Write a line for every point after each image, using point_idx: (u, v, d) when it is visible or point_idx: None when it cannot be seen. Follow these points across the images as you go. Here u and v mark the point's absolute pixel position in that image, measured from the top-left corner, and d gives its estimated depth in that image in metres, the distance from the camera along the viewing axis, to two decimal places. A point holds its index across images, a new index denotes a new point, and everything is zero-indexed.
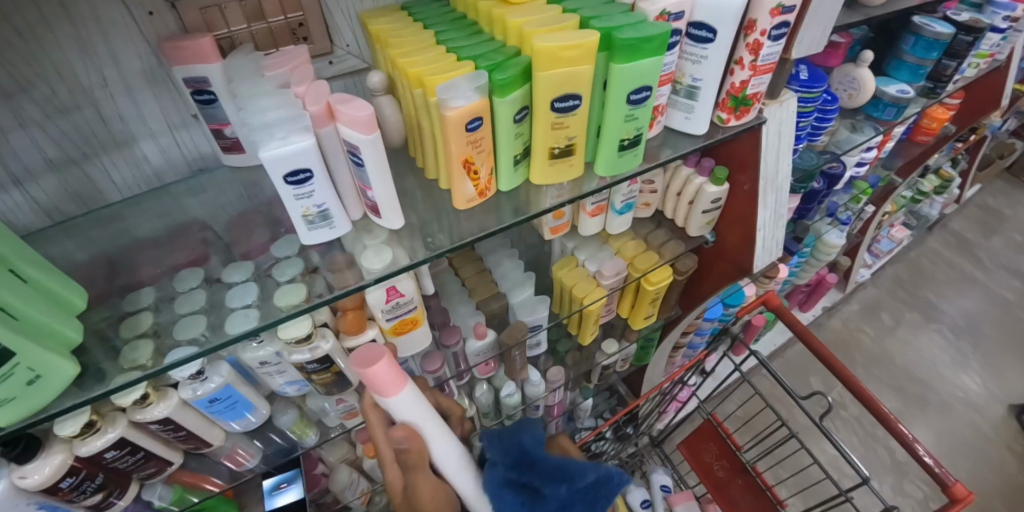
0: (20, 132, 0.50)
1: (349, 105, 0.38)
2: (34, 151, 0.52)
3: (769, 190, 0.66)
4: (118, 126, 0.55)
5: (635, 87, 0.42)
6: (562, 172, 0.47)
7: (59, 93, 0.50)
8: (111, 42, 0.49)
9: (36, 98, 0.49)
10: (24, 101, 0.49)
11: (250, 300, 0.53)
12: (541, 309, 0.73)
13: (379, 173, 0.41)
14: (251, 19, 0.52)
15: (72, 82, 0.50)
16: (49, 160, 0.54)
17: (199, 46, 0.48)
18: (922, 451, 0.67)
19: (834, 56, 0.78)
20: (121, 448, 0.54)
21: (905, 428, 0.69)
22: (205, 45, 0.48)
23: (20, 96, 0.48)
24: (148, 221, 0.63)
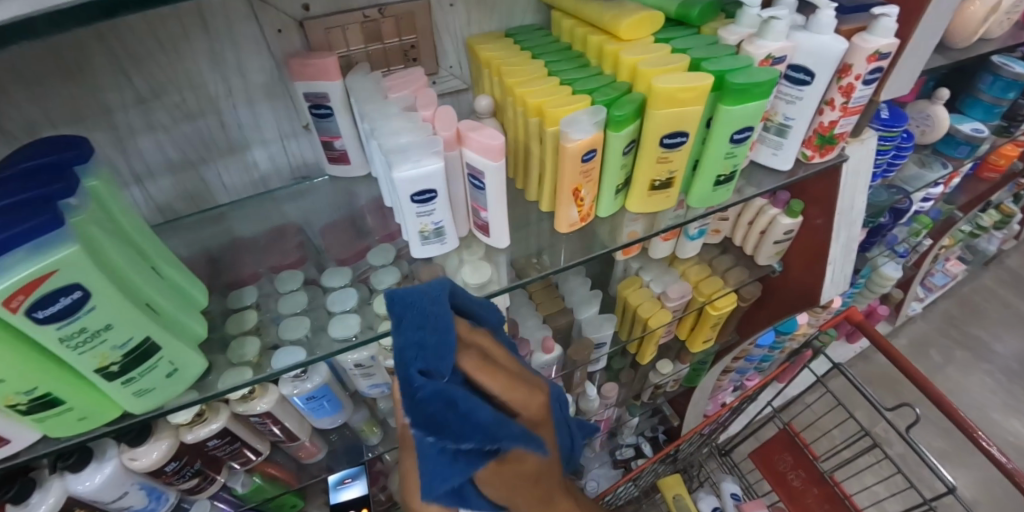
0: (147, 136, 0.55)
1: (482, 133, 0.41)
2: (159, 153, 0.57)
3: (843, 225, 0.67)
4: (235, 134, 0.60)
5: (739, 127, 0.44)
6: (658, 202, 0.49)
7: (187, 101, 0.54)
8: (240, 53, 0.53)
9: (167, 105, 0.54)
10: (156, 107, 0.53)
11: (349, 305, 0.56)
12: (607, 327, 0.75)
13: (496, 197, 0.44)
14: (369, 41, 0.56)
15: (200, 92, 0.54)
16: (169, 161, 0.58)
17: (324, 64, 0.51)
18: (999, 453, 0.71)
19: (909, 92, 0.79)
20: (222, 437, 0.58)
21: (984, 435, 0.73)
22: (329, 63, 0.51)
23: (153, 102, 0.53)
24: (249, 223, 0.68)
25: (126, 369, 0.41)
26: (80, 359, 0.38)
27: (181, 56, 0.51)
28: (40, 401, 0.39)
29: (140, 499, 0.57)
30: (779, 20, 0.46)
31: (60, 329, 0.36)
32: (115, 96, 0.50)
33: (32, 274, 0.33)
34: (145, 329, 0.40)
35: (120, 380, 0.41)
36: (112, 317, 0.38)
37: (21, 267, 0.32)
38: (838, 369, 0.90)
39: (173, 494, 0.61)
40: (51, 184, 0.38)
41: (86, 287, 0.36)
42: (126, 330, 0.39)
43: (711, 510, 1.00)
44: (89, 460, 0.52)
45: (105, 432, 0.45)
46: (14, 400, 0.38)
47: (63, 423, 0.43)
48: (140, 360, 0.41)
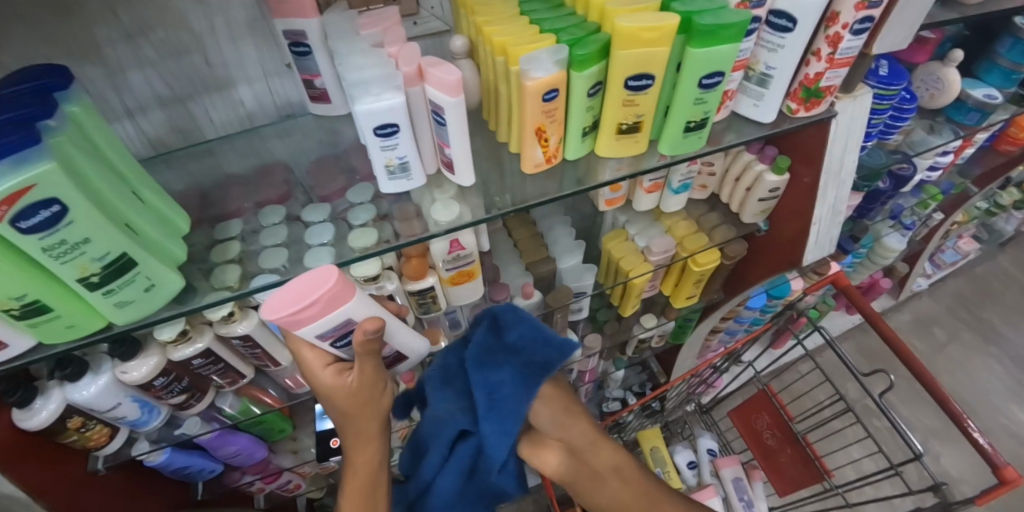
0: (136, 72, 0.56)
1: (439, 68, 0.42)
2: (149, 89, 0.58)
3: (831, 185, 0.66)
4: (221, 71, 0.61)
5: (707, 72, 0.43)
6: (626, 147, 0.49)
7: (172, 36, 0.55)
8: None
9: (153, 41, 0.55)
10: (143, 44, 0.54)
11: (326, 239, 0.59)
12: (587, 277, 0.77)
13: (459, 133, 0.45)
14: None
15: (185, 29, 0.55)
16: (159, 97, 0.60)
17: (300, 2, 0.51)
18: (979, 434, 0.69)
19: (921, 53, 0.75)
20: (206, 357, 0.62)
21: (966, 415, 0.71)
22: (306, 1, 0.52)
23: (139, 38, 0.54)
24: (238, 160, 0.69)
25: (106, 281, 0.43)
26: (63, 268, 0.40)
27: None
28: (30, 308, 0.43)
29: (133, 410, 0.63)
30: None
31: (43, 240, 0.38)
32: (104, 32, 0.52)
33: (11, 188, 0.35)
34: (122, 245, 0.43)
35: (101, 290, 0.44)
36: (89, 232, 0.40)
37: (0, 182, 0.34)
38: (824, 336, 0.89)
39: (164, 409, 0.68)
40: (30, 106, 0.40)
41: (65, 203, 0.38)
42: (104, 244, 0.41)
43: (687, 463, 1.03)
44: (85, 372, 0.57)
45: (94, 340, 0.49)
46: (7, 305, 0.42)
47: (54, 331, 0.46)
48: (119, 273, 0.44)
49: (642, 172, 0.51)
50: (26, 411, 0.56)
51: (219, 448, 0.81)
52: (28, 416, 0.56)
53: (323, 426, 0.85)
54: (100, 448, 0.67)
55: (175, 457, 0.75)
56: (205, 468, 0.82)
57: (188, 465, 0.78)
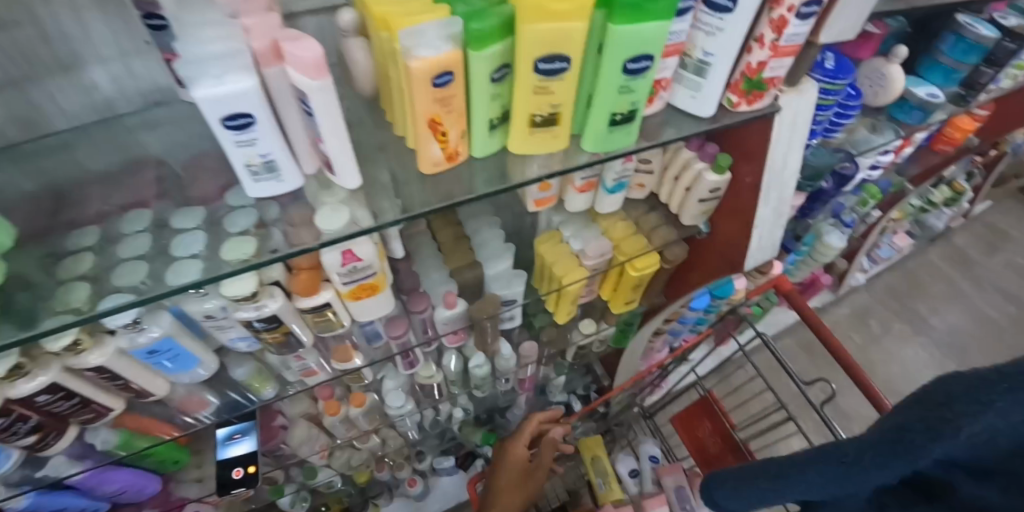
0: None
1: (297, 44, 0.32)
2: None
3: (774, 186, 0.61)
4: (61, 46, 0.47)
5: (633, 55, 0.36)
6: (544, 143, 0.42)
7: None
8: None
9: None
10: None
11: (196, 250, 0.47)
12: (518, 284, 0.70)
13: (333, 126, 0.37)
14: None
15: None
16: None
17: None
18: None
19: (865, 48, 0.72)
20: (54, 392, 0.50)
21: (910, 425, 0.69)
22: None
23: None
24: (98, 154, 0.56)
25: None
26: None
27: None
28: None
29: None
30: None
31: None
32: None
33: None
34: None
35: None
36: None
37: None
38: (764, 339, 0.86)
39: (15, 452, 0.56)
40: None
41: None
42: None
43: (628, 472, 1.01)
44: None
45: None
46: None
47: None
48: None
49: (572, 169, 0.45)
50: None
51: (97, 487, 0.69)
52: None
53: (225, 455, 0.72)
54: None
55: (42, 501, 0.62)
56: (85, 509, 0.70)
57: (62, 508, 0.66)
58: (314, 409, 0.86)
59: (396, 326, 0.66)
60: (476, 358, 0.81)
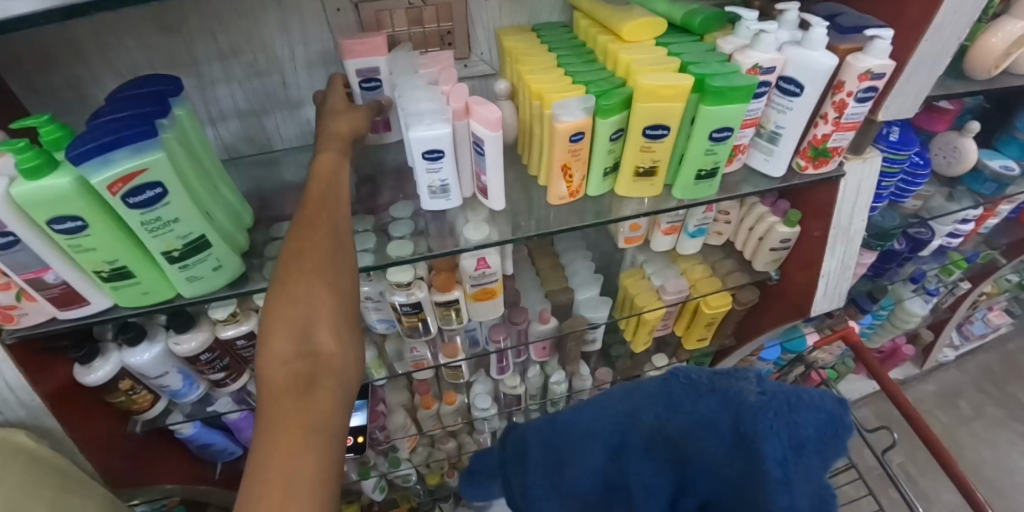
0: (224, 86, 0.64)
1: (485, 107, 0.46)
2: (232, 101, 0.66)
3: (840, 241, 0.70)
4: (294, 91, 0.67)
5: (718, 127, 0.49)
6: (643, 189, 0.55)
7: (258, 60, 0.62)
8: (305, 24, 0.60)
9: (242, 62, 0.62)
10: (234, 63, 0.62)
11: (367, 246, 0.60)
12: (603, 309, 0.82)
13: (496, 163, 0.49)
14: (412, 24, 0.60)
15: (269, 53, 0.62)
16: (239, 109, 0.67)
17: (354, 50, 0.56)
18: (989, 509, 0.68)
19: (941, 121, 0.79)
20: (250, 338, 0.67)
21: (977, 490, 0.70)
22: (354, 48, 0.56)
23: (232, 58, 0.61)
24: (297, 170, 0.74)
25: (185, 256, 0.49)
26: (152, 241, 0.47)
27: (256, 21, 0.59)
28: (118, 271, 0.50)
29: (176, 380, 0.70)
30: (769, 34, 0.50)
31: (143, 214, 0.45)
32: (204, 50, 0.60)
33: (128, 169, 0.42)
34: (202, 227, 0.49)
35: (178, 264, 0.50)
36: (180, 213, 0.46)
37: (122, 162, 0.41)
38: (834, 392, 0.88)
39: (203, 384, 0.74)
40: (151, 106, 0.46)
41: (165, 186, 0.45)
42: (189, 225, 0.48)
43: None
44: (143, 338, 0.65)
45: (165, 306, 0.56)
46: (100, 267, 0.50)
47: (133, 295, 0.54)
48: (196, 251, 0.50)
49: (661, 211, 0.56)
50: (87, 368, 0.65)
51: (242, 430, 0.84)
52: (87, 371, 0.64)
53: None
54: (142, 412, 0.73)
55: (203, 431, 0.81)
56: (227, 449, 0.87)
57: (212, 443, 0.84)
58: (410, 402, 1.00)
59: (498, 332, 0.77)
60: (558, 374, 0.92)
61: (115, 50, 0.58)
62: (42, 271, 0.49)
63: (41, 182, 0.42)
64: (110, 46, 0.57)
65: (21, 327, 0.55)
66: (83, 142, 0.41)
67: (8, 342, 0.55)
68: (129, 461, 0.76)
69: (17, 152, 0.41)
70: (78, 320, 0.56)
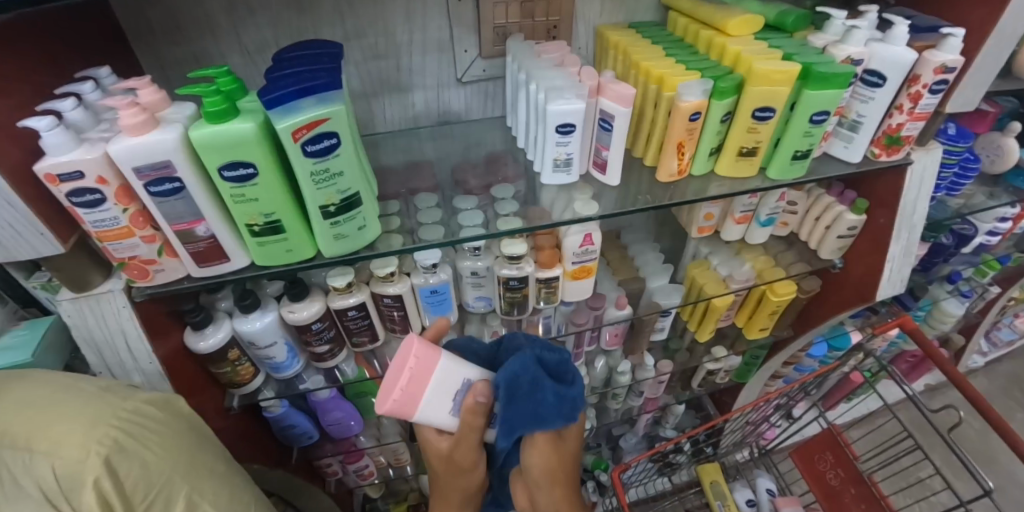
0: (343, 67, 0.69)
1: (618, 84, 0.52)
2: (347, 83, 0.70)
3: (904, 228, 0.75)
4: (405, 77, 0.72)
5: (818, 110, 0.55)
6: (743, 168, 0.60)
7: (378, 44, 0.68)
8: (427, 14, 0.66)
9: (364, 45, 0.68)
10: (355, 46, 0.67)
11: (477, 221, 0.67)
12: (676, 296, 0.85)
13: (620, 138, 0.55)
14: (523, 16, 0.67)
15: (390, 38, 0.67)
16: (353, 91, 0.72)
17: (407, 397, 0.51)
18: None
19: (982, 123, 0.85)
20: (360, 310, 0.70)
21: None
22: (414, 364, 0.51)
23: (354, 41, 0.67)
24: (393, 153, 0.78)
25: (338, 212, 0.54)
26: (314, 193, 0.51)
27: (383, 6, 0.64)
28: (270, 225, 0.55)
29: (281, 353, 0.73)
30: (860, 29, 0.56)
31: (315, 165, 0.49)
32: (331, 33, 0.66)
33: (313, 118, 0.47)
34: (358, 185, 0.54)
35: (330, 219, 0.54)
36: (344, 168, 0.52)
37: (308, 111, 0.46)
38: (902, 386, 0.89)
39: (301, 359, 0.77)
40: (329, 64, 0.51)
41: (338, 138, 0.49)
42: (349, 180, 0.52)
43: (746, 501, 1.04)
44: (256, 307, 0.68)
45: (299, 266, 0.60)
46: (255, 220, 0.54)
47: (276, 252, 0.58)
48: (347, 209, 0.55)
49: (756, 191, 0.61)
50: (198, 335, 0.68)
51: (326, 412, 0.86)
52: (199, 339, 0.68)
53: None
54: (241, 386, 0.76)
55: (290, 412, 0.84)
56: (306, 433, 0.89)
57: (295, 425, 0.86)
58: None
59: (579, 316, 0.81)
60: (623, 364, 0.94)
61: (245, 27, 0.64)
62: (196, 221, 0.54)
63: (226, 126, 0.47)
64: (243, 24, 0.64)
65: (151, 285, 0.60)
66: (273, 90, 0.46)
67: (137, 299, 0.60)
68: (228, 433, 0.78)
69: (207, 96, 0.46)
70: (211, 275, 0.60)
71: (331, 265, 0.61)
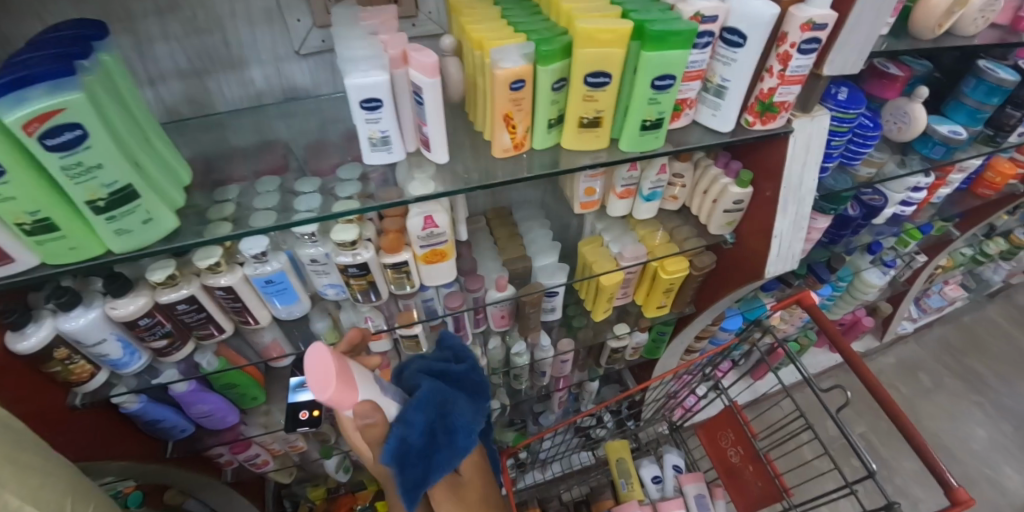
0: (162, 44, 0.61)
1: (421, 53, 0.47)
2: (170, 60, 0.62)
3: (792, 200, 0.70)
4: (236, 51, 0.65)
5: (659, 74, 0.48)
6: (588, 141, 0.54)
7: (197, 17, 0.60)
8: None
9: (181, 19, 0.59)
10: (170, 19, 0.59)
11: (312, 207, 0.61)
12: (559, 275, 0.80)
13: (435, 112, 0.51)
14: None
15: (209, 10, 0.60)
16: (179, 69, 0.64)
17: (342, 394, 0.48)
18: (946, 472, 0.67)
19: (891, 89, 0.81)
20: (191, 304, 0.65)
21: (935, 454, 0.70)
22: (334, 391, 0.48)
23: (169, 14, 0.59)
24: (243, 134, 0.72)
25: (111, 207, 0.47)
26: (74, 189, 0.44)
27: None
28: (41, 224, 0.47)
29: (116, 349, 0.67)
30: None
31: (62, 159, 0.42)
32: (138, 4, 0.57)
33: (43, 108, 0.39)
34: (129, 177, 0.47)
35: (104, 215, 0.47)
36: (104, 159, 0.44)
37: (37, 101, 0.39)
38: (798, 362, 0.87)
39: (146, 355, 0.72)
40: (74, 49, 0.46)
41: (86, 128, 0.42)
42: (114, 172, 0.45)
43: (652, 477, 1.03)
44: (77, 304, 0.62)
45: (93, 265, 0.53)
46: (21, 218, 0.46)
47: (58, 251, 0.50)
48: (124, 202, 0.48)
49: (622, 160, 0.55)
50: (17, 335, 0.60)
51: (189, 405, 0.83)
52: (19, 338, 0.60)
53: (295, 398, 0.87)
54: (82, 384, 0.70)
55: (150, 406, 0.80)
56: (178, 426, 0.86)
57: (161, 419, 0.82)
58: None
59: (454, 300, 0.78)
60: (517, 345, 0.90)
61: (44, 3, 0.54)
62: None
63: None
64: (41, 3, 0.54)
65: None
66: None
67: None
68: (72, 436, 0.72)
69: None
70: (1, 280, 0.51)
71: (131, 262, 0.55)
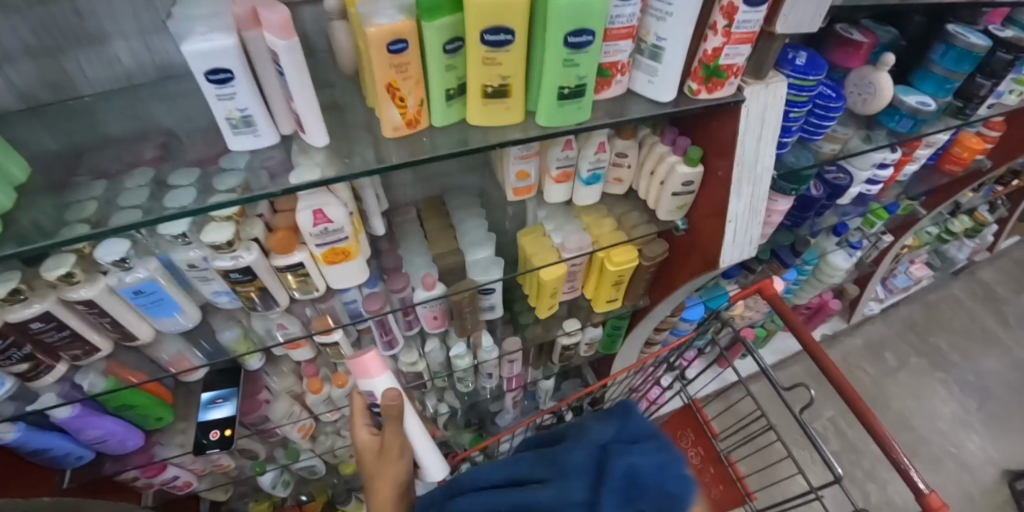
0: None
1: (271, 9, 0.38)
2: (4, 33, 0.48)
3: (746, 181, 0.62)
4: (92, 22, 0.51)
5: (573, 29, 0.39)
6: (497, 115, 0.45)
7: None
8: None
9: None
10: None
11: (185, 203, 0.50)
12: (494, 271, 0.72)
13: (300, 84, 0.42)
14: None
15: None
16: (24, 45, 0.49)
17: (372, 365, 0.70)
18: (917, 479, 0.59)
19: (857, 57, 0.75)
20: (48, 321, 0.54)
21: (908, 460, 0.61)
22: (369, 361, 0.70)
23: None
24: (118, 121, 0.59)
25: None
26: None
27: None
28: None
29: None
30: None
31: None
32: None
33: None
34: None
35: None
36: None
37: None
38: (759, 357, 0.81)
39: (10, 382, 0.60)
40: None
41: None
42: None
43: None
44: None
45: None
46: None
47: None
48: None
49: (548, 135, 0.47)
50: None
51: (79, 432, 0.72)
52: None
53: (205, 417, 0.77)
54: None
55: (32, 435, 0.68)
56: (73, 454, 0.74)
57: (49, 447, 0.71)
58: (299, 387, 0.89)
59: (374, 302, 0.68)
60: (456, 347, 0.82)
61: None
62: None
63: None
64: None
65: None
66: None
67: None
68: None
69: None
70: None
71: None
